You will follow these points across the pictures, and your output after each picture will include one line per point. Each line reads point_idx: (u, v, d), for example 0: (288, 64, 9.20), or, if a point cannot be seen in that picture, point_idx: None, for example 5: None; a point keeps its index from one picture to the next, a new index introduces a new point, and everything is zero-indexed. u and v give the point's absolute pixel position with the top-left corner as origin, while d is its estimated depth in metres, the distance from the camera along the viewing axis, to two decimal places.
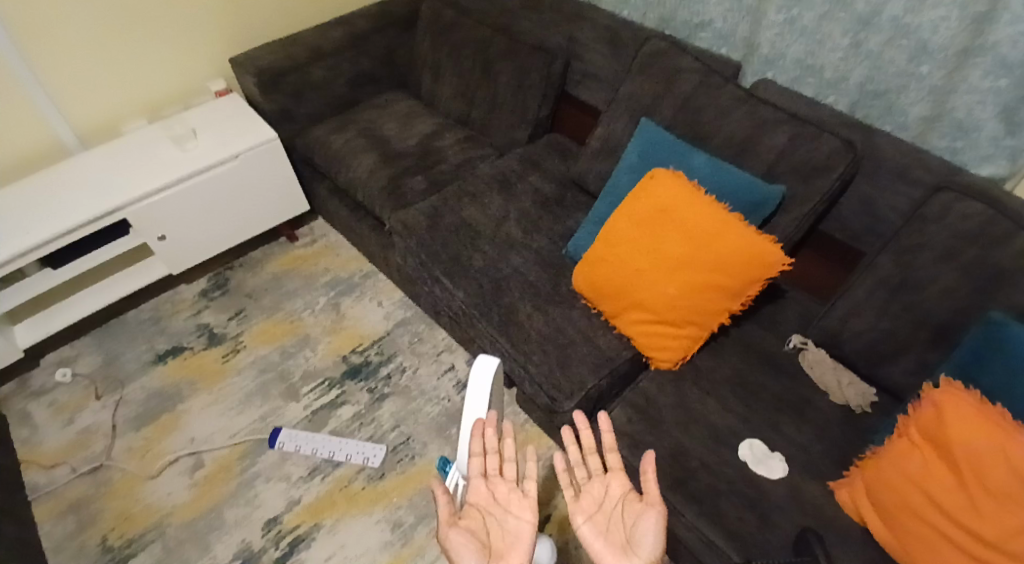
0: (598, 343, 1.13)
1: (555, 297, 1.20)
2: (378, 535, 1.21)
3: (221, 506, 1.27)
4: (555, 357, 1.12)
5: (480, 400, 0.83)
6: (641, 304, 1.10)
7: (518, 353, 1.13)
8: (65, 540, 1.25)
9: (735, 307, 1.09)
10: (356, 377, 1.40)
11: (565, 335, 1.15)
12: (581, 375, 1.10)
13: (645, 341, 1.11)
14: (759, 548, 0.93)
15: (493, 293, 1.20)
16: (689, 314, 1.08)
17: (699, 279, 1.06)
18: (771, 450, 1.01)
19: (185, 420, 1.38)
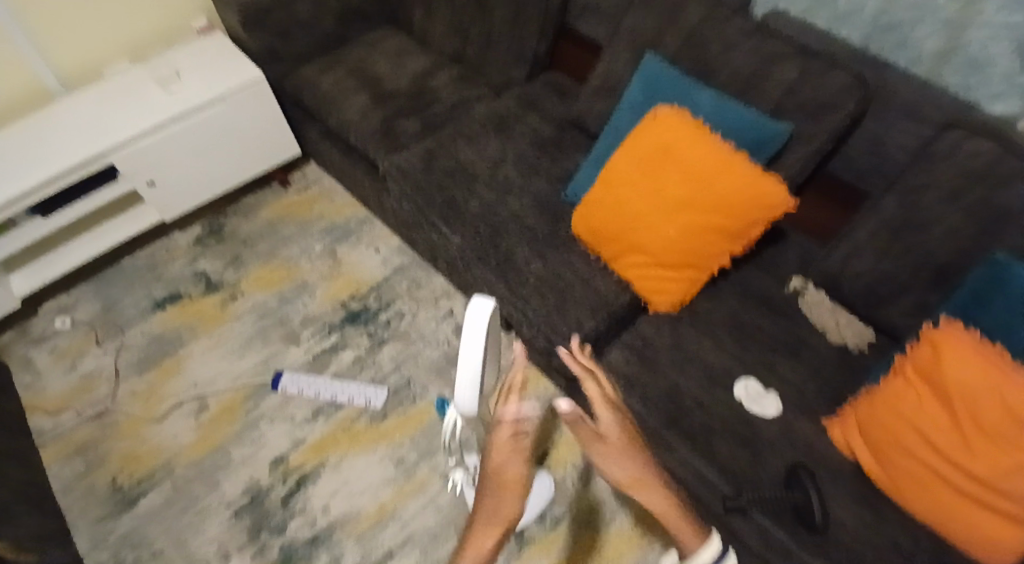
0: (597, 286, 1.13)
1: (553, 241, 1.19)
2: (381, 471, 1.24)
3: (228, 445, 1.29)
4: (553, 300, 1.12)
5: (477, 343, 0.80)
6: (640, 248, 1.10)
7: (516, 297, 1.14)
8: (75, 481, 1.28)
9: (735, 249, 1.09)
10: (355, 322, 1.40)
11: (564, 279, 1.14)
12: (580, 318, 1.10)
13: (643, 285, 1.11)
14: (750, 480, 0.96)
15: (491, 237, 1.19)
16: (688, 257, 1.08)
17: (699, 222, 1.05)
18: (765, 389, 1.03)
19: (187, 364, 1.39)
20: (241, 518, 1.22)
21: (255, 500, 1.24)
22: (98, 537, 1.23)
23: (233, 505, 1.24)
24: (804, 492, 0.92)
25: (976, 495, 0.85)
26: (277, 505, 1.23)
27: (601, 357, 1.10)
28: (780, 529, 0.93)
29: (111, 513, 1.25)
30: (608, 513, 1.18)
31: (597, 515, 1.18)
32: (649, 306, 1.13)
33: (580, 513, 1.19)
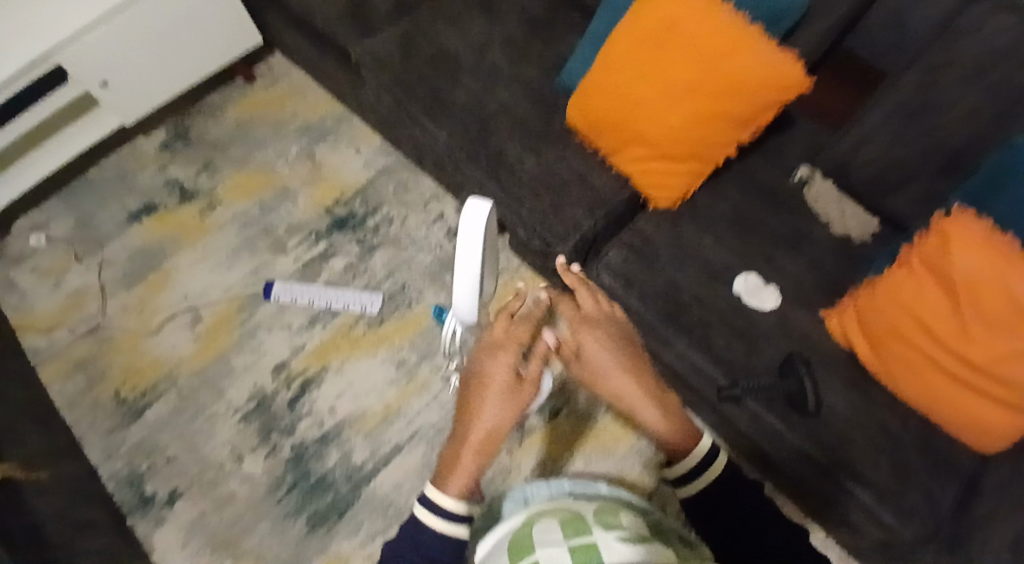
0: (594, 183, 1.09)
1: (546, 136, 1.13)
2: (383, 371, 1.26)
3: (228, 354, 1.29)
4: (548, 201, 1.08)
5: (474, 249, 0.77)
6: (641, 140, 1.04)
7: (511, 198, 1.09)
8: (79, 397, 1.29)
9: (742, 136, 1.03)
10: (343, 228, 1.37)
11: (559, 176, 1.09)
12: (576, 218, 1.06)
13: (643, 180, 1.07)
14: (746, 370, 0.97)
15: (480, 133, 1.13)
16: (690, 148, 1.02)
17: (703, 110, 0.99)
18: (765, 282, 1.02)
19: (176, 276, 1.36)
20: (250, 422, 1.25)
21: (261, 405, 1.26)
22: (111, 449, 1.26)
23: (241, 409, 1.26)
24: (799, 376, 0.94)
25: (975, 386, 0.86)
26: (284, 409, 1.25)
27: (599, 257, 1.07)
28: (774, 415, 0.94)
29: (120, 424, 1.27)
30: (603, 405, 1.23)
31: (592, 405, 1.23)
32: (649, 203, 1.10)
33: (578, 406, 1.24)
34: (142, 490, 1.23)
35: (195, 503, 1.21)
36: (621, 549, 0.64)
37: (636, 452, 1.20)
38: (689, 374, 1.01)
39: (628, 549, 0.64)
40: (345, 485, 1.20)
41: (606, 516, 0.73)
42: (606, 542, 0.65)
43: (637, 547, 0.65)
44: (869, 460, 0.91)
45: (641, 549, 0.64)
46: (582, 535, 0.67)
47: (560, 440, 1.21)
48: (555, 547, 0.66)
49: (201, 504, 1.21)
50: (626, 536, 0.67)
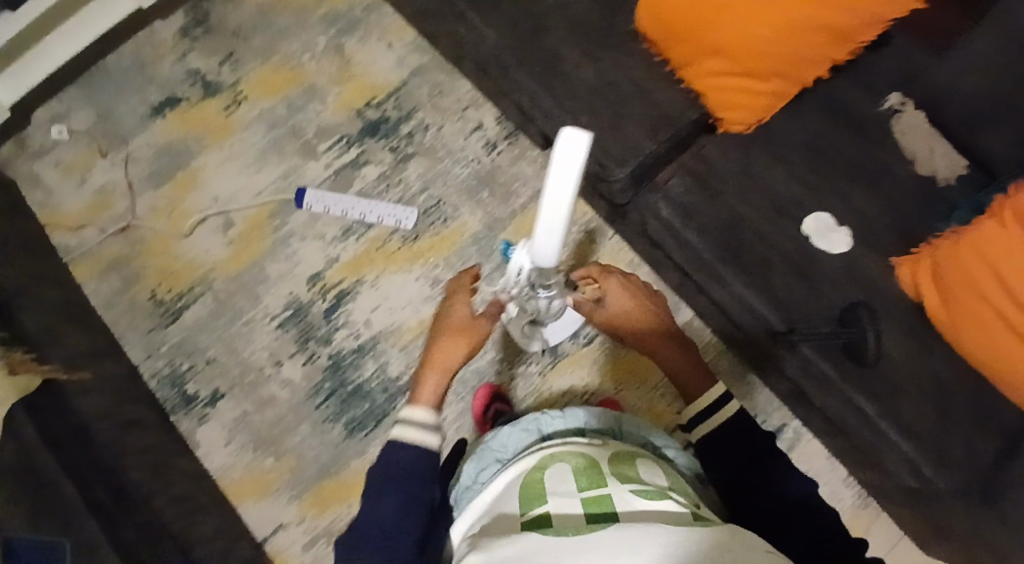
0: (656, 99, 1.00)
1: (607, 41, 1.02)
2: (418, 289, 1.26)
3: (262, 261, 1.29)
4: (606, 118, 1.00)
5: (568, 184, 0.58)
6: (722, 53, 0.94)
7: (563, 113, 1.01)
8: (116, 297, 1.29)
9: (839, 57, 0.97)
10: (375, 134, 1.34)
11: (619, 89, 1.01)
12: (635, 138, 0.99)
13: (715, 100, 0.98)
14: (804, 316, 0.96)
15: (533, 38, 1.03)
16: (773, 65, 0.94)
17: (804, 20, 0.90)
18: (838, 225, 0.98)
19: (204, 178, 1.33)
20: (287, 329, 1.26)
21: (298, 313, 1.26)
22: (151, 348, 1.27)
23: (277, 317, 1.26)
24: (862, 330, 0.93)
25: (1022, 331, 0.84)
26: (321, 318, 1.26)
27: (657, 187, 1.02)
28: (827, 360, 0.94)
29: (158, 325, 1.28)
30: None
31: None
32: (719, 125, 1.01)
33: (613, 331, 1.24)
34: (184, 389, 1.25)
35: (237, 404, 1.24)
36: (632, 504, 0.62)
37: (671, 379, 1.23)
38: (740, 314, 1.00)
39: (639, 503, 0.62)
40: (381, 396, 1.22)
41: (619, 464, 0.71)
42: (617, 495, 0.64)
43: (648, 501, 0.63)
44: (915, 410, 0.92)
45: (652, 502, 0.62)
46: (596, 484, 0.66)
47: (592, 365, 1.23)
48: (566, 497, 0.65)
49: (244, 405, 1.24)
50: (640, 489, 0.65)
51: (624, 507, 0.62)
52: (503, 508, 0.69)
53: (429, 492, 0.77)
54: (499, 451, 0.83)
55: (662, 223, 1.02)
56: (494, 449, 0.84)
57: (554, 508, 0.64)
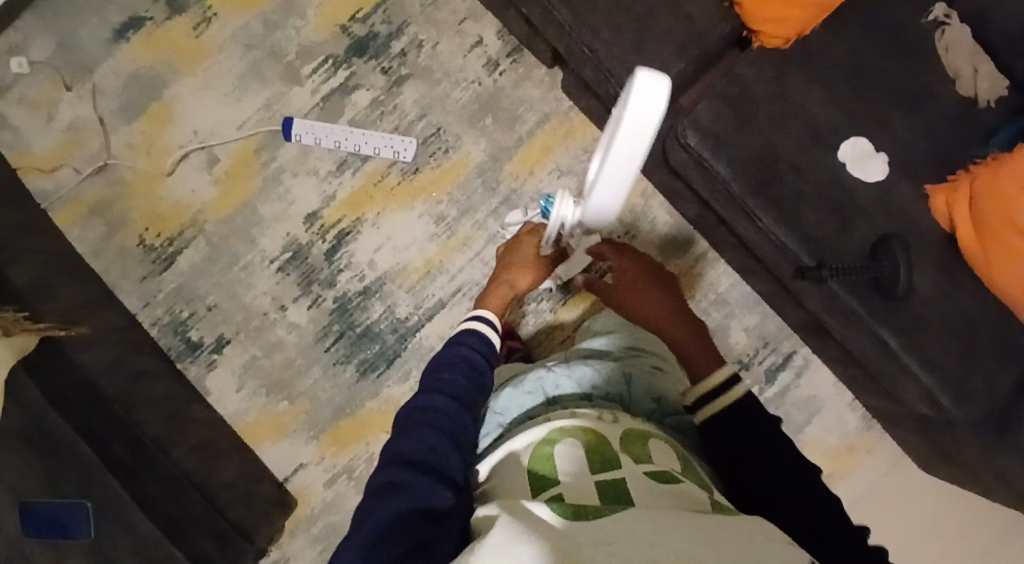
0: (688, 13, 0.92)
1: None
2: (423, 227, 1.21)
3: (255, 201, 1.22)
4: (629, 36, 0.91)
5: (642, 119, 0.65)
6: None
7: (583, 28, 0.91)
8: (103, 244, 1.22)
9: None
10: (364, 53, 1.23)
11: (644, 1, 0.91)
12: (662, 60, 0.91)
13: (752, 12, 0.89)
14: (833, 250, 0.88)
15: None
16: None
17: None
18: (875, 150, 0.90)
19: (180, 109, 1.23)
20: (289, 273, 1.21)
21: (298, 255, 1.21)
22: (148, 296, 1.21)
23: (277, 260, 1.21)
24: (893, 260, 0.86)
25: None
26: (322, 260, 1.21)
27: (685, 111, 0.92)
28: (854, 296, 0.87)
29: (152, 272, 1.21)
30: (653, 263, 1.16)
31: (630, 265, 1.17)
32: (756, 41, 0.92)
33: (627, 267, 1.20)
34: (187, 337, 1.21)
35: (244, 348, 1.21)
36: (647, 491, 0.57)
37: None
38: (767, 250, 0.93)
39: (655, 491, 0.57)
40: (391, 337, 1.20)
41: (631, 446, 0.65)
42: (632, 480, 0.59)
43: (664, 488, 0.58)
44: (939, 345, 0.86)
45: (668, 491, 0.57)
46: (610, 469, 0.61)
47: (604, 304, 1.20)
48: (577, 479, 0.60)
49: (251, 350, 1.21)
50: (655, 474, 0.60)
51: (641, 494, 0.56)
52: (505, 486, 0.64)
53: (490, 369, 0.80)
54: (503, 415, 0.79)
55: (687, 151, 0.93)
56: (496, 412, 0.81)
57: (566, 491, 0.58)
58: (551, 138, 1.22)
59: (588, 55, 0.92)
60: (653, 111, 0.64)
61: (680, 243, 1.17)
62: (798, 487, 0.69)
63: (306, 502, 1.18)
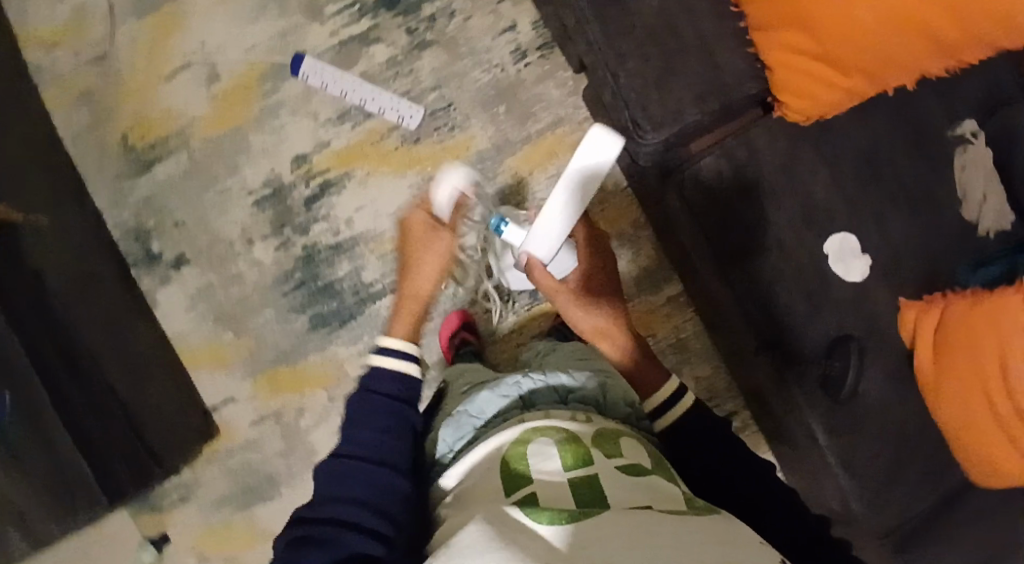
0: (717, 62, 0.86)
1: None
2: (408, 199, 1.19)
3: (246, 128, 1.18)
4: (656, 71, 0.86)
5: (592, 161, 0.89)
6: (805, 28, 0.79)
7: (610, 51, 0.87)
8: (84, 133, 1.19)
9: (932, 70, 0.82)
10: (393, 7, 1.19)
11: (680, 35, 0.86)
12: (679, 105, 0.86)
13: (779, 76, 0.84)
14: (795, 338, 0.89)
15: None
16: (857, 60, 0.80)
17: (900, 20, 0.76)
18: (861, 251, 0.89)
19: (193, 15, 1.19)
20: (264, 209, 1.19)
21: (278, 194, 1.18)
22: (117, 196, 1.19)
23: (255, 193, 1.18)
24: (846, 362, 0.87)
25: (1009, 429, 0.78)
26: (301, 205, 1.18)
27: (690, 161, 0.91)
28: (801, 387, 0.89)
29: (127, 173, 1.19)
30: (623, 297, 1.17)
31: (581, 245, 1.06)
32: (778, 109, 0.89)
33: None
34: (148, 246, 1.19)
35: (203, 273, 1.19)
36: (626, 488, 0.57)
37: None
38: (734, 318, 0.93)
39: (629, 485, 0.57)
40: (350, 298, 1.18)
41: (604, 442, 0.66)
42: (605, 477, 0.58)
43: (636, 483, 0.58)
44: (867, 449, 0.88)
45: (642, 486, 0.58)
46: (581, 465, 0.60)
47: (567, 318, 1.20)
48: (552, 477, 0.59)
49: (209, 275, 1.19)
50: (626, 468, 0.61)
51: (614, 490, 0.56)
52: (479, 485, 0.62)
53: (413, 415, 0.76)
54: (476, 412, 0.78)
55: (682, 206, 0.92)
56: (472, 413, 0.78)
57: (539, 491, 0.57)
58: (559, 144, 1.19)
59: (608, 81, 0.88)
60: (600, 157, 0.89)
61: (655, 281, 1.17)
62: (760, 490, 0.68)
63: (230, 435, 1.18)
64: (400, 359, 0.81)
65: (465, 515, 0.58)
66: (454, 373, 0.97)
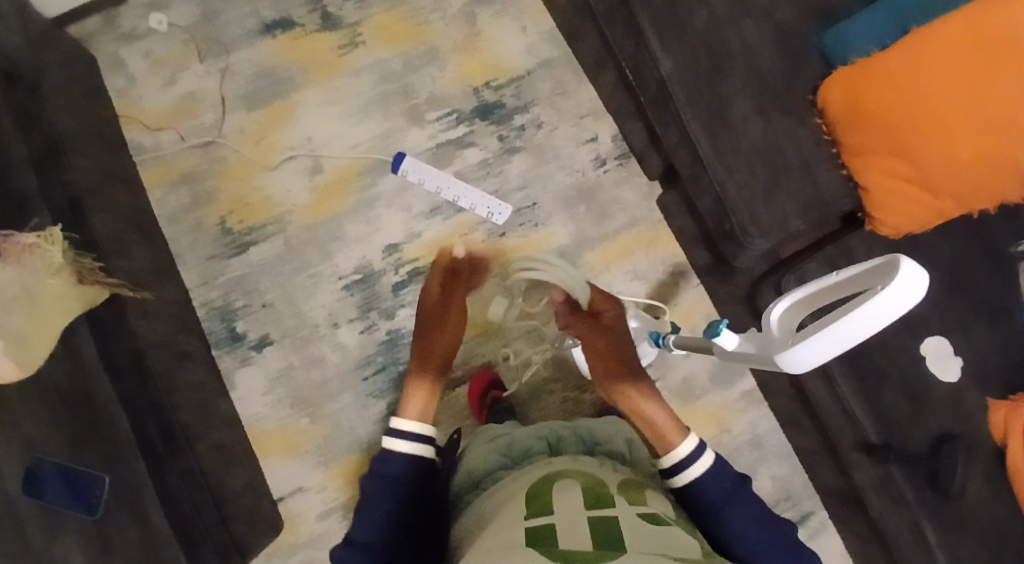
0: (818, 178, 1.05)
1: (788, 102, 1.06)
2: (493, 288, 1.23)
3: (342, 217, 1.24)
4: (762, 182, 1.04)
5: (881, 317, 0.59)
6: (909, 160, 0.99)
7: (721, 165, 1.03)
8: (181, 212, 1.23)
9: (1011, 197, 1.02)
10: (486, 117, 1.29)
11: (783, 154, 1.04)
12: (785, 213, 1.04)
13: (879, 200, 1.03)
14: (901, 436, 1.01)
15: (709, 77, 1.04)
16: (954, 188, 0.99)
17: (989, 157, 0.97)
18: (954, 353, 1.02)
19: (302, 114, 1.27)
20: (352, 293, 1.22)
21: (367, 279, 1.22)
22: (207, 276, 1.21)
23: (345, 278, 1.22)
24: (953, 464, 0.96)
25: None
26: (389, 291, 1.22)
27: (793, 266, 1.07)
28: (909, 483, 1.00)
29: (220, 253, 1.22)
30: (699, 389, 1.21)
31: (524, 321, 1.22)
32: (869, 223, 1.07)
33: (673, 383, 1.21)
34: (233, 326, 1.20)
35: (285, 355, 1.20)
36: (643, 532, 0.63)
37: (714, 444, 1.20)
38: (833, 412, 1.05)
39: (648, 531, 0.63)
40: None
41: (628, 492, 0.72)
42: (626, 520, 0.64)
43: (658, 531, 0.64)
44: (969, 540, 0.97)
45: (659, 533, 0.63)
46: (600, 507, 0.67)
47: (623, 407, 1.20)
48: (577, 512, 0.66)
49: (291, 358, 1.20)
50: (644, 514, 0.67)
51: (628, 529, 0.62)
52: (501, 523, 0.68)
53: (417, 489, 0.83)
54: (509, 451, 0.87)
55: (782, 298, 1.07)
56: (506, 453, 0.87)
57: (558, 520, 0.64)
58: (635, 242, 1.27)
59: (716, 189, 1.04)
60: (903, 304, 0.59)
61: (728, 376, 1.22)
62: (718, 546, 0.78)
63: (294, 530, 1.16)
64: (412, 440, 0.87)
65: (489, 541, 0.66)
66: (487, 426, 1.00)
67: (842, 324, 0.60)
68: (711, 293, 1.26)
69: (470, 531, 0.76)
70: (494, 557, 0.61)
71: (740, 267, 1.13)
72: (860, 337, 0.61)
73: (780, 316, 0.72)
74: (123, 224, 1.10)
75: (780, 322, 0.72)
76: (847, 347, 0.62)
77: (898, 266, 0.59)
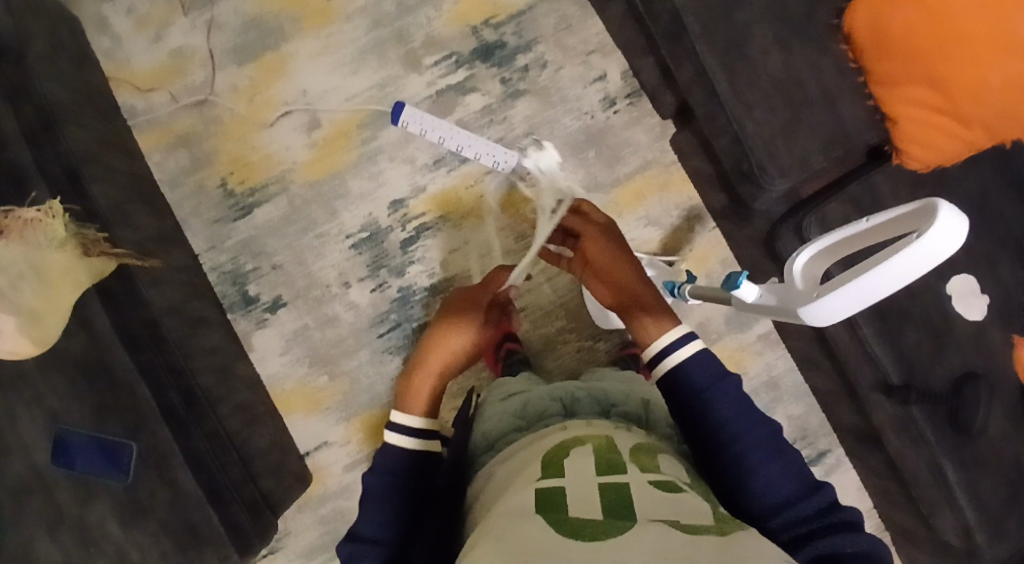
0: (841, 112, 1.00)
1: (808, 32, 1.00)
2: (502, 240, 1.22)
3: (345, 173, 1.21)
4: (782, 118, 0.98)
5: (919, 268, 0.57)
6: (941, 89, 0.93)
7: (739, 102, 0.98)
8: (181, 176, 1.20)
9: None
10: (487, 59, 1.23)
11: (804, 87, 0.99)
12: (807, 151, 0.99)
13: (906, 133, 0.98)
14: (922, 375, 0.99)
15: (725, 5, 0.98)
16: (987, 117, 0.94)
17: None
18: (979, 290, 1.01)
19: (296, 66, 1.22)
20: (361, 251, 1.20)
21: (375, 237, 1.21)
22: (214, 240, 1.20)
23: (352, 237, 1.20)
24: (975, 403, 0.95)
25: None
26: (397, 247, 1.21)
27: (814, 206, 1.02)
28: (930, 425, 0.99)
29: (226, 217, 1.20)
30: (715, 333, 1.21)
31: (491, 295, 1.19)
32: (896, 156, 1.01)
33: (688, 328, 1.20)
34: (245, 290, 1.20)
35: (299, 316, 1.20)
36: (653, 498, 0.63)
37: None
38: (853, 354, 1.02)
39: (657, 496, 0.63)
40: None
41: (640, 455, 0.72)
42: (636, 486, 0.65)
43: (669, 497, 0.63)
44: (986, 474, 0.98)
45: (669, 499, 0.63)
46: (612, 472, 0.67)
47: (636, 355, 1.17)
48: (588, 477, 0.66)
49: (305, 318, 1.20)
50: (657, 480, 0.66)
51: (638, 497, 0.62)
52: (514, 486, 0.69)
53: (410, 482, 0.81)
54: (521, 419, 0.87)
55: (801, 239, 1.03)
56: (520, 414, 0.87)
57: (568, 486, 0.65)
58: (647, 186, 1.24)
59: (733, 128, 0.99)
60: (942, 251, 0.56)
61: (745, 319, 1.21)
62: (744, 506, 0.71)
63: (322, 481, 1.19)
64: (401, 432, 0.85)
65: (502, 504, 0.67)
66: (499, 386, 0.98)
67: (874, 275, 0.57)
68: (725, 236, 1.23)
69: (483, 492, 0.77)
70: (505, 521, 0.62)
71: (757, 209, 1.09)
72: (893, 288, 0.58)
73: (803, 265, 0.69)
74: (122, 189, 1.08)
75: (803, 273, 0.69)
76: (877, 299, 0.59)
77: (937, 212, 0.56)
